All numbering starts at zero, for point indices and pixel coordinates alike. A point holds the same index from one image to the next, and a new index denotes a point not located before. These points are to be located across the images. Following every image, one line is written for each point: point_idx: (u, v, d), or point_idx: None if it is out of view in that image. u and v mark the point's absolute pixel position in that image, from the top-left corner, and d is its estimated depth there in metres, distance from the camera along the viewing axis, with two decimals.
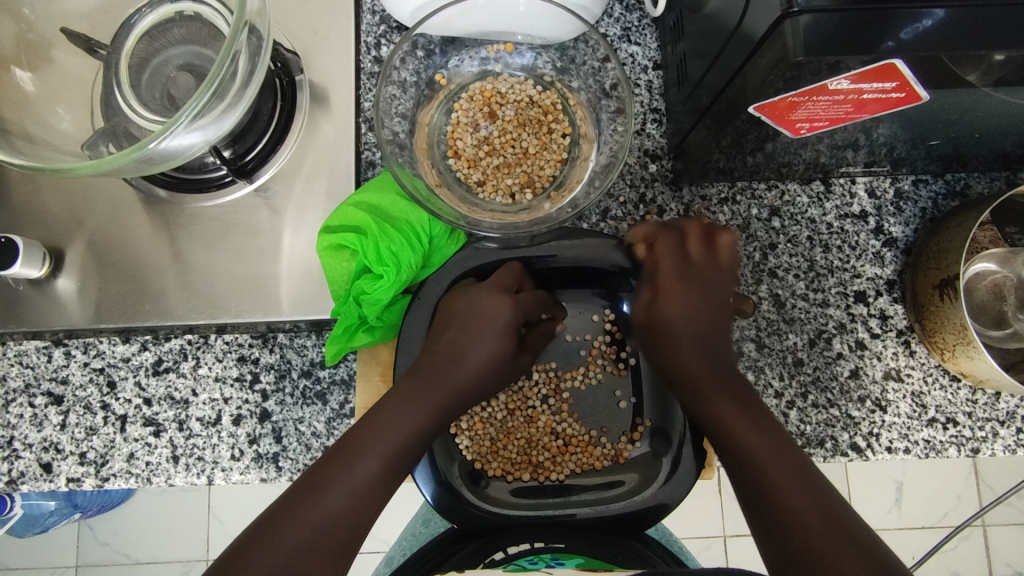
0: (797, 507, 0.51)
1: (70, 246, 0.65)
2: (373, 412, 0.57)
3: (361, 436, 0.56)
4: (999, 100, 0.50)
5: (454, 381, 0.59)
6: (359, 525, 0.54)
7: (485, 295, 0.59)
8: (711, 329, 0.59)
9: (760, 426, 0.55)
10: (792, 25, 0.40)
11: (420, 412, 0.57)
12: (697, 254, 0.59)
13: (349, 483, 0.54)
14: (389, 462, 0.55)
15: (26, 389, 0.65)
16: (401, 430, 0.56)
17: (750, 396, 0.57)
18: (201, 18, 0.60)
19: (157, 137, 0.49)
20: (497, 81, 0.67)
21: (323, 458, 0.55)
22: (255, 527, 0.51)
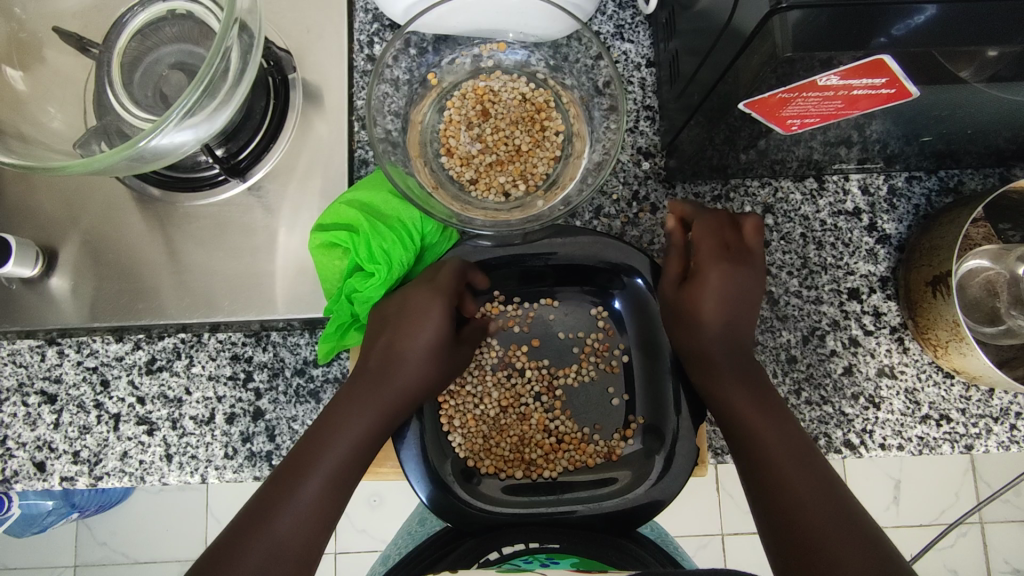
0: (805, 501, 0.51)
1: (63, 246, 0.65)
2: (315, 431, 0.56)
3: (304, 456, 0.54)
4: (991, 96, 0.49)
5: (393, 386, 0.58)
6: (314, 545, 0.51)
7: (412, 288, 0.61)
8: (733, 310, 0.59)
9: (774, 421, 0.56)
10: (779, 21, 0.39)
11: (363, 422, 0.56)
12: (707, 236, 0.59)
13: (295, 505, 0.51)
14: (334, 477, 0.54)
15: (19, 388, 0.65)
16: (342, 443, 0.55)
17: (768, 391, 0.58)
18: (193, 17, 0.60)
19: (147, 136, 0.49)
20: (490, 79, 0.67)
21: (266, 484, 0.53)
22: (206, 557, 0.48)
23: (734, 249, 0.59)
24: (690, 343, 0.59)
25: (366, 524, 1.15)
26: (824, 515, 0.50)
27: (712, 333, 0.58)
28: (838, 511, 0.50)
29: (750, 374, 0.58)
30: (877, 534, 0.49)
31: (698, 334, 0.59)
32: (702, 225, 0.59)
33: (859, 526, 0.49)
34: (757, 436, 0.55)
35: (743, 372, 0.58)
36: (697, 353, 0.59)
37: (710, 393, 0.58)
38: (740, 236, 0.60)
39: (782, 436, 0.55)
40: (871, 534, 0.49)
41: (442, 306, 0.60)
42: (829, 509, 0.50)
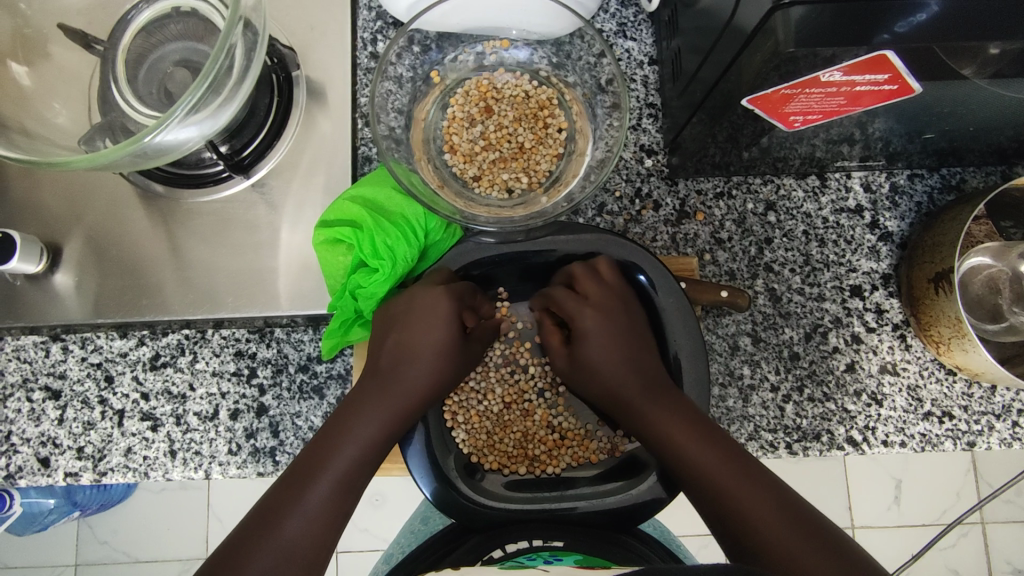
0: (743, 498, 0.51)
1: (68, 242, 0.66)
2: (326, 432, 0.57)
3: (315, 458, 0.55)
4: (993, 93, 0.50)
5: (404, 386, 0.60)
6: (322, 547, 0.52)
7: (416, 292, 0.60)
8: (630, 349, 0.61)
9: (688, 426, 0.55)
10: (783, 17, 0.40)
11: (376, 423, 0.58)
12: (594, 289, 0.61)
13: (306, 506, 0.52)
14: (344, 479, 0.55)
15: (24, 384, 0.65)
16: (353, 447, 0.56)
17: (674, 396, 0.57)
18: (198, 14, 0.61)
19: (152, 132, 0.49)
20: (493, 76, 0.67)
21: (276, 485, 0.54)
22: (217, 555, 0.49)
23: (621, 302, 0.61)
24: (606, 385, 0.62)
25: (367, 523, 1.15)
26: (767, 509, 0.50)
27: (612, 372, 0.61)
28: (779, 501, 0.50)
29: (650, 390, 0.58)
30: (816, 515, 0.50)
31: (606, 378, 0.61)
32: (594, 286, 0.61)
33: (801, 512, 0.50)
34: (681, 448, 0.54)
35: (650, 383, 0.59)
36: (613, 393, 0.61)
37: (631, 415, 0.59)
38: (603, 280, 0.60)
39: (699, 439, 0.54)
40: (812, 519, 0.49)
41: (453, 307, 0.61)
42: (770, 499, 0.50)
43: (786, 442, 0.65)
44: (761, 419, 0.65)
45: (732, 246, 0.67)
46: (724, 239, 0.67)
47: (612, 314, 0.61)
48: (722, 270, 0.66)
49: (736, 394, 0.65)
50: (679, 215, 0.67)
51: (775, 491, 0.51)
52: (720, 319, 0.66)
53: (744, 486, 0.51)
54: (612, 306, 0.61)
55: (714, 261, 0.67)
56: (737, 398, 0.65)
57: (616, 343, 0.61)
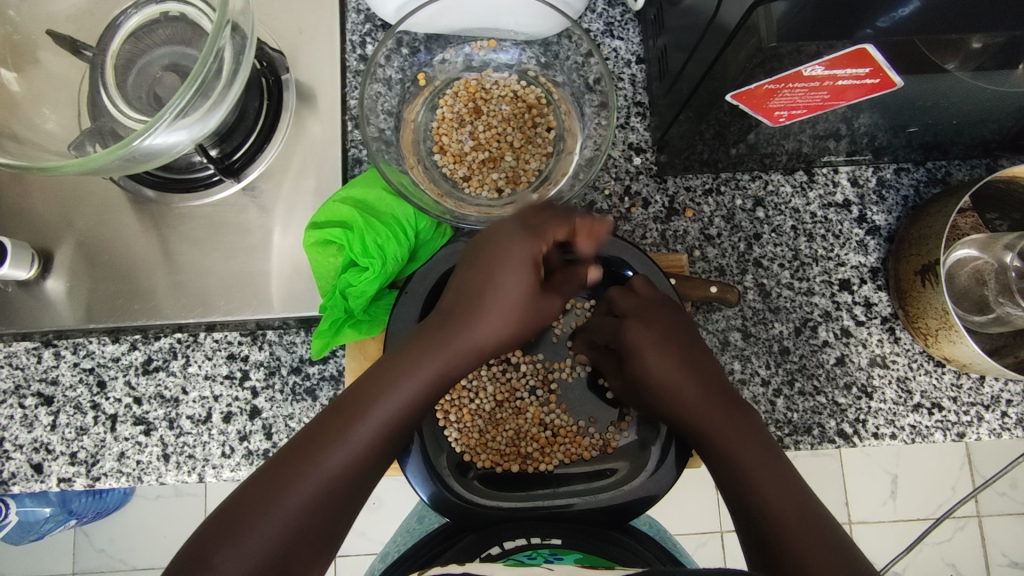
0: (778, 506, 0.49)
1: (59, 248, 0.66)
2: (363, 383, 0.52)
3: (361, 399, 0.52)
4: (974, 86, 0.50)
5: (467, 337, 0.55)
6: (354, 492, 0.50)
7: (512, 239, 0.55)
8: (677, 357, 0.58)
9: (747, 436, 0.54)
10: (765, 12, 0.40)
11: (419, 380, 0.53)
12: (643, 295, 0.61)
13: (345, 449, 0.50)
14: (375, 440, 0.51)
15: (15, 391, 0.65)
16: (392, 403, 0.52)
17: (743, 414, 0.55)
18: (187, 18, 0.61)
19: (141, 135, 0.50)
20: (481, 77, 0.68)
21: (317, 423, 0.51)
22: (234, 498, 0.46)
23: (658, 318, 0.59)
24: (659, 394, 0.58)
25: (365, 527, 1.15)
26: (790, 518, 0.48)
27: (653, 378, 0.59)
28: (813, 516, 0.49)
29: (701, 387, 0.57)
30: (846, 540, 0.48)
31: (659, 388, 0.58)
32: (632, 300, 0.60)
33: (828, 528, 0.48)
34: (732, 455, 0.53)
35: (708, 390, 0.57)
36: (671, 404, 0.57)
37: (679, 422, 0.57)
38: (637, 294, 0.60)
39: (752, 450, 0.53)
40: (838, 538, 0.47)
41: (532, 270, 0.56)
42: (800, 512, 0.49)
43: (777, 437, 0.66)
44: None
45: (721, 242, 0.67)
46: (713, 236, 0.67)
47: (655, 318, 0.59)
48: (712, 266, 0.67)
49: None
50: (668, 212, 0.67)
51: (810, 506, 0.49)
52: (710, 315, 0.66)
53: (770, 484, 0.51)
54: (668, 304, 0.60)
55: (704, 258, 0.67)
56: None
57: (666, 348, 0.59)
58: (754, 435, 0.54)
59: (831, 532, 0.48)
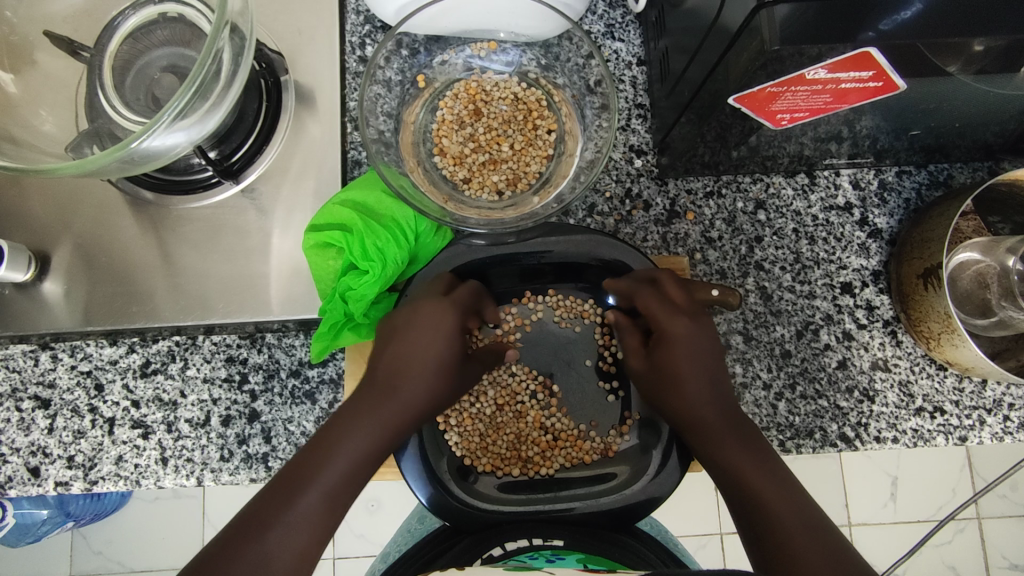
0: (787, 520, 0.50)
1: (56, 250, 0.65)
2: (319, 439, 0.53)
3: (304, 465, 0.51)
4: (978, 89, 0.50)
5: (399, 398, 0.56)
6: (306, 558, 0.48)
7: (421, 302, 0.57)
8: (706, 368, 0.57)
9: (754, 455, 0.54)
10: (768, 15, 0.40)
11: (366, 431, 0.53)
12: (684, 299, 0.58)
13: (292, 516, 0.48)
14: (332, 490, 0.50)
15: (12, 394, 0.65)
16: (342, 458, 0.52)
17: (751, 433, 0.56)
18: (185, 20, 0.61)
19: (139, 137, 0.49)
20: (482, 79, 0.67)
21: (264, 491, 0.50)
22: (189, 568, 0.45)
23: (698, 321, 0.58)
24: (682, 400, 0.57)
25: (364, 530, 1.14)
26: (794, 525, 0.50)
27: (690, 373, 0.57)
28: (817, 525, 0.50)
29: (717, 395, 0.57)
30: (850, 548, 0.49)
31: (686, 396, 0.57)
32: (683, 295, 0.58)
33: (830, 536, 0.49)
34: (741, 472, 0.53)
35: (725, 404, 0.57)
36: (691, 412, 0.56)
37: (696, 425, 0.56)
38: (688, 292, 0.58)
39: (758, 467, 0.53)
40: (844, 550, 0.48)
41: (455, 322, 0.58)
42: (805, 521, 0.50)
43: (779, 440, 0.65)
44: (754, 418, 0.65)
45: (723, 245, 0.67)
46: (714, 239, 0.67)
47: (698, 324, 0.58)
48: (713, 269, 0.67)
49: None
50: (669, 215, 0.67)
51: (813, 514, 0.50)
52: (712, 318, 0.66)
53: (773, 493, 0.52)
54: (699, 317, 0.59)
55: (705, 260, 0.67)
56: None
57: (700, 352, 0.58)
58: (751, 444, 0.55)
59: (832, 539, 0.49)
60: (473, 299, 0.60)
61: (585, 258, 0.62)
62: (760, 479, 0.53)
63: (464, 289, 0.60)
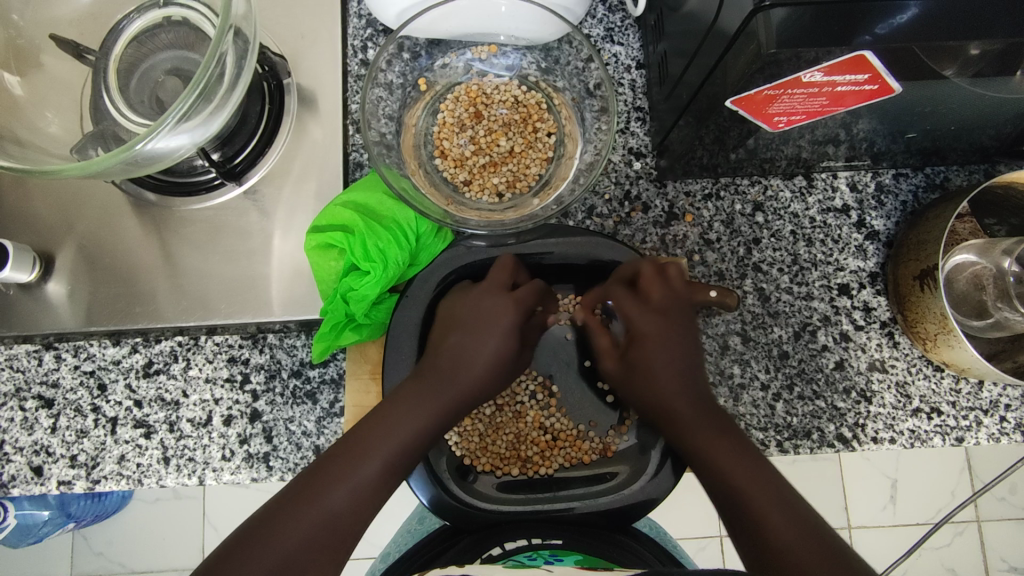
0: (773, 517, 0.51)
1: (60, 251, 0.66)
2: (376, 416, 0.57)
3: (361, 439, 0.55)
4: (974, 92, 0.51)
5: (457, 382, 0.60)
6: (359, 524, 0.53)
7: (488, 296, 0.61)
8: (685, 365, 0.60)
9: (740, 450, 0.55)
10: (764, 20, 0.40)
11: (427, 413, 0.58)
12: (659, 293, 0.60)
13: (351, 485, 0.53)
14: (391, 464, 0.55)
15: (16, 393, 0.65)
16: (403, 431, 0.56)
17: (732, 428, 0.57)
18: (189, 23, 0.61)
19: (144, 139, 0.50)
20: (482, 82, 0.68)
21: (319, 463, 0.54)
22: (253, 523, 0.50)
23: (677, 316, 0.61)
24: (655, 395, 0.59)
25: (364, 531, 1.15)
26: (788, 527, 0.50)
27: (665, 379, 0.59)
28: (804, 519, 0.50)
29: (697, 401, 0.58)
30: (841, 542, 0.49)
31: (656, 386, 0.59)
32: (659, 289, 0.60)
33: (825, 537, 0.49)
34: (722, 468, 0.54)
35: (704, 405, 0.58)
36: (666, 406, 0.58)
37: (676, 434, 0.57)
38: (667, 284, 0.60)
39: (736, 458, 0.54)
40: (837, 545, 0.49)
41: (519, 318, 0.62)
42: (798, 522, 0.50)
43: (776, 441, 0.66)
44: (752, 418, 0.66)
45: (721, 247, 0.67)
46: (712, 240, 0.67)
47: (672, 319, 0.61)
48: (711, 271, 0.67)
49: (727, 392, 0.66)
50: (668, 217, 0.68)
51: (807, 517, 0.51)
52: (710, 319, 0.66)
53: (763, 492, 0.52)
54: (680, 312, 0.61)
55: (704, 262, 0.67)
56: (727, 396, 0.66)
57: (670, 350, 0.60)
58: (737, 444, 0.55)
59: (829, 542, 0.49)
60: (535, 299, 0.63)
61: (584, 261, 0.63)
62: (747, 476, 0.53)
63: (528, 287, 0.63)
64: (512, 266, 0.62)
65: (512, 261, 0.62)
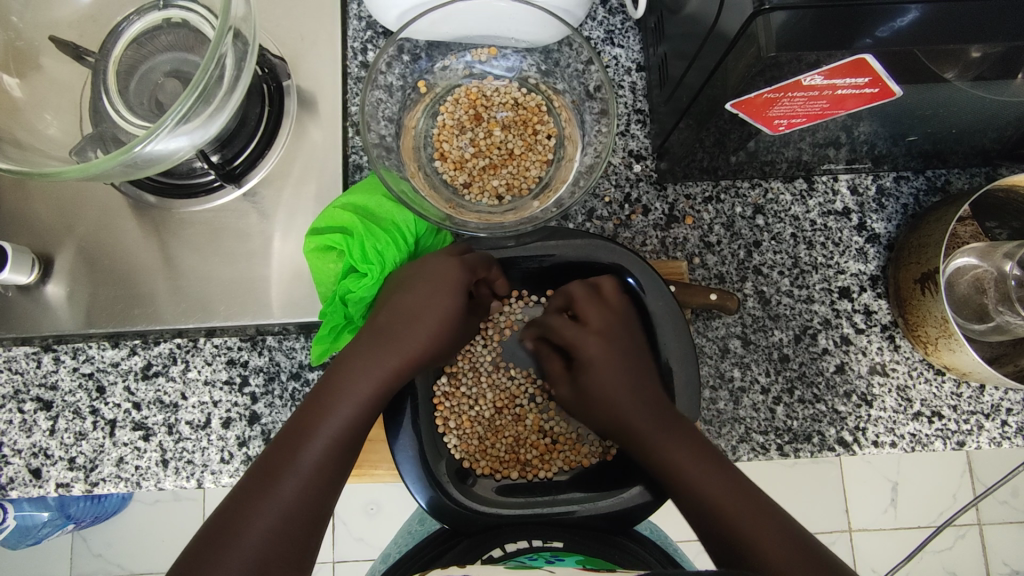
0: (752, 530, 0.52)
1: (60, 253, 0.66)
2: (323, 387, 0.57)
3: (309, 418, 0.55)
4: (975, 96, 0.50)
5: (404, 345, 0.60)
6: (318, 508, 0.52)
7: (433, 260, 0.62)
8: (636, 372, 0.61)
9: (698, 454, 0.56)
10: (764, 22, 0.40)
11: (370, 380, 0.57)
12: (597, 316, 0.62)
13: (298, 470, 0.52)
14: (338, 438, 0.55)
15: (15, 395, 0.65)
16: (348, 403, 0.56)
17: (689, 428, 0.58)
18: (189, 25, 0.61)
19: (142, 141, 0.50)
20: (482, 84, 0.68)
21: (272, 446, 0.54)
22: (213, 525, 0.49)
23: (624, 328, 0.62)
24: (609, 412, 0.62)
25: (363, 533, 1.15)
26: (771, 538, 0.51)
27: (614, 393, 0.61)
28: (779, 525, 0.52)
29: (656, 409, 0.59)
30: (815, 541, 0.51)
31: (612, 407, 0.61)
32: (596, 310, 0.62)
33: (806, 544, 0.51)
34: (686, 477, 0.55)
35: (664, 414, 0.58)
36: (622, 420, 0.60)
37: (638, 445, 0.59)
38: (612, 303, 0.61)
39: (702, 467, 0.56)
40: (815, 549, 0.51)
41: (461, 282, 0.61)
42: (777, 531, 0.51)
43: (777, 444, 0.65)
44: (752, 422, 0.66)
45: (721, 249, 0.67)
46: (712, 243, 0.67)
47: (615, 339, 0.62)
48: (711, 274, 0.67)
49: (727, 396, 0.66)
50: (668, 219, 0.67)
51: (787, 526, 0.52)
52: (710, 322, 0.66)
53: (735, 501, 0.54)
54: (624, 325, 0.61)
55: (704, 265, 0.67)
56: (728, 400, 0.66)
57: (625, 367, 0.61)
58: (702, 452, 0.57)
59: (810, 549, 0.50)
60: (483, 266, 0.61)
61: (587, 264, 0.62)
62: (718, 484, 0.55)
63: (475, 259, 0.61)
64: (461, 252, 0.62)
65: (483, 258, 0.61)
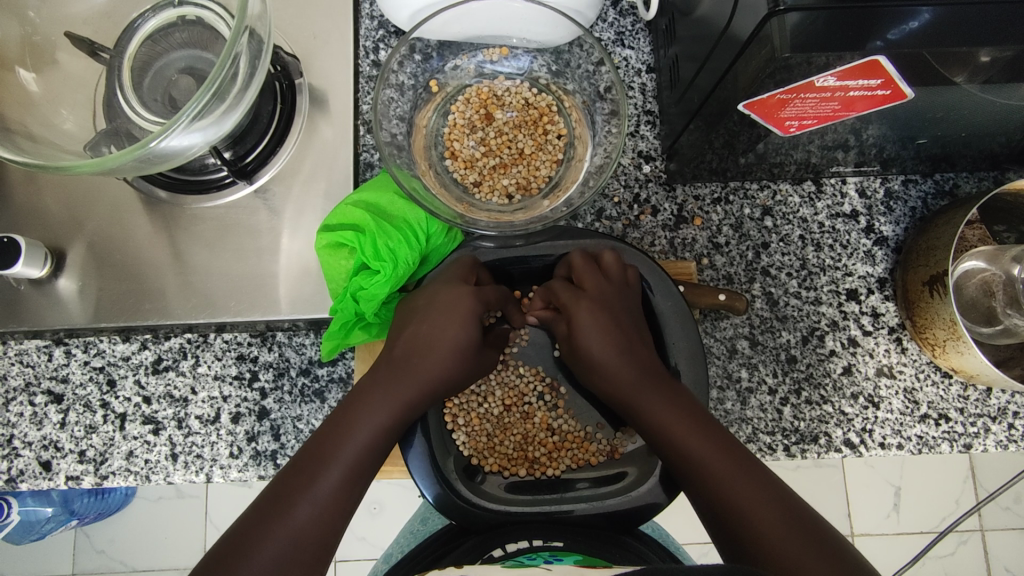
0: (745, 500, 0.51)
1: (72, 247, 0.66)
2: (341, 414, 0.57)
3: (325, 447, 0.55)
4: (984, 99, 0.51)
5: (416, 378, 0.59)
6: (329, 536, 0.52)
7: (442, 287, 0.60)
8: (625, 341, 0.59)
9: (690, 420, 0.55)
10: (779, 23, 0.40)
11: (387, 413, 0.57)
12: (592, 281, 0.60)
13: (314, 494, 0.53)
14: (355, 466, 0.55)
15: (26, 388, 0.66)
16: (365, 433, 0.56)
17: (683, 393, 0.57)
18: (203, 22, 0.62)
19: (157, 137, 0.50)
20: (492, 84, 0.68)
21: (287, 472, 0.54)
22: (223, 547, 0.49)
23: (621, 300, 0.60)
24: (605, 379, 0.60)
25: (366, 532, 1.15)
26: (764, 508, 0.50)
27: (612, 366, 0.59)
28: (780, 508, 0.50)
29: (648, 379, 0.58)
30: (816, 520, 0.50)
31: (603, 371, 0.60)
32: (593, 278, 0.60)
33: (801, 516, 0.50)
34: (684, 446, 0.54)
35: (656, 381, 0.58)
36: (616, 386, 0.59)
37: (631, 409, 0.58)
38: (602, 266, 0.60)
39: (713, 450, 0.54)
40: (813, 524, 0.49)
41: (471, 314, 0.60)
42: (770, 501, 0.50)
43: (784, 445, 0.66)
44: (759, 422, 0.66)
45: (729, 250, 0.67)
46: (721, 244, 0.68)
47: (609, 306, 0.60)
48: (720, 275, 0.67)
49: (734, 396, 0.66)
50: (677, 220, 0.68)
51: (782, 498, 0.51)
52: (718, 322, 0.66)
53: (730, 470, 0.53)
54: (615, 292, 0.60)
55: (712, 266, 0.67)
56: (735, 400, 0.66)
57: (612, 332, 0.60)
58: (697, 419, 0.55)
59: (806, 522, 0.49)
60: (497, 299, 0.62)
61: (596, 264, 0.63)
62: (707, 448, 0.54)
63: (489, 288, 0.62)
64: (468, 264, 0.60)
65: (502, 291, 0.63)
